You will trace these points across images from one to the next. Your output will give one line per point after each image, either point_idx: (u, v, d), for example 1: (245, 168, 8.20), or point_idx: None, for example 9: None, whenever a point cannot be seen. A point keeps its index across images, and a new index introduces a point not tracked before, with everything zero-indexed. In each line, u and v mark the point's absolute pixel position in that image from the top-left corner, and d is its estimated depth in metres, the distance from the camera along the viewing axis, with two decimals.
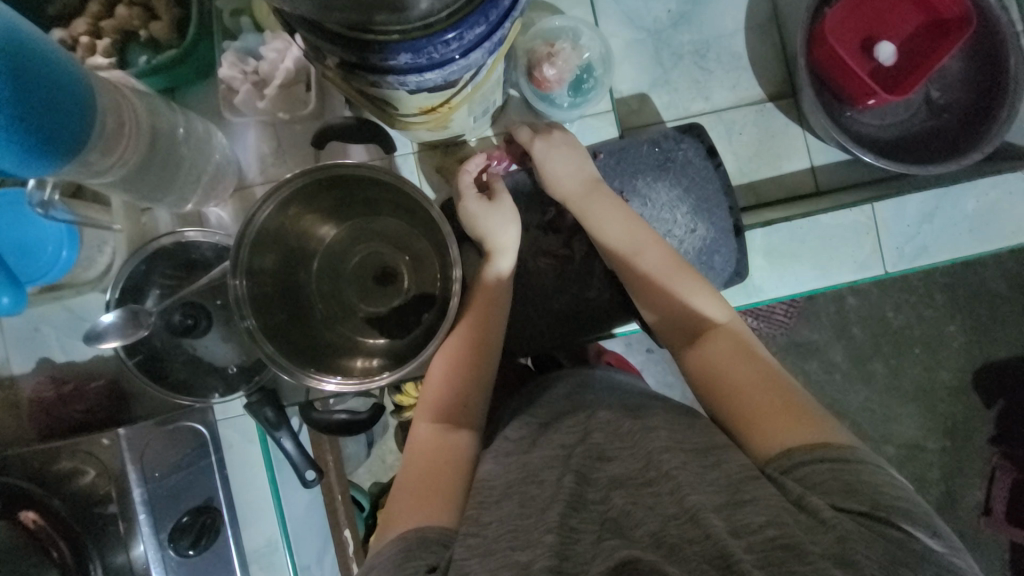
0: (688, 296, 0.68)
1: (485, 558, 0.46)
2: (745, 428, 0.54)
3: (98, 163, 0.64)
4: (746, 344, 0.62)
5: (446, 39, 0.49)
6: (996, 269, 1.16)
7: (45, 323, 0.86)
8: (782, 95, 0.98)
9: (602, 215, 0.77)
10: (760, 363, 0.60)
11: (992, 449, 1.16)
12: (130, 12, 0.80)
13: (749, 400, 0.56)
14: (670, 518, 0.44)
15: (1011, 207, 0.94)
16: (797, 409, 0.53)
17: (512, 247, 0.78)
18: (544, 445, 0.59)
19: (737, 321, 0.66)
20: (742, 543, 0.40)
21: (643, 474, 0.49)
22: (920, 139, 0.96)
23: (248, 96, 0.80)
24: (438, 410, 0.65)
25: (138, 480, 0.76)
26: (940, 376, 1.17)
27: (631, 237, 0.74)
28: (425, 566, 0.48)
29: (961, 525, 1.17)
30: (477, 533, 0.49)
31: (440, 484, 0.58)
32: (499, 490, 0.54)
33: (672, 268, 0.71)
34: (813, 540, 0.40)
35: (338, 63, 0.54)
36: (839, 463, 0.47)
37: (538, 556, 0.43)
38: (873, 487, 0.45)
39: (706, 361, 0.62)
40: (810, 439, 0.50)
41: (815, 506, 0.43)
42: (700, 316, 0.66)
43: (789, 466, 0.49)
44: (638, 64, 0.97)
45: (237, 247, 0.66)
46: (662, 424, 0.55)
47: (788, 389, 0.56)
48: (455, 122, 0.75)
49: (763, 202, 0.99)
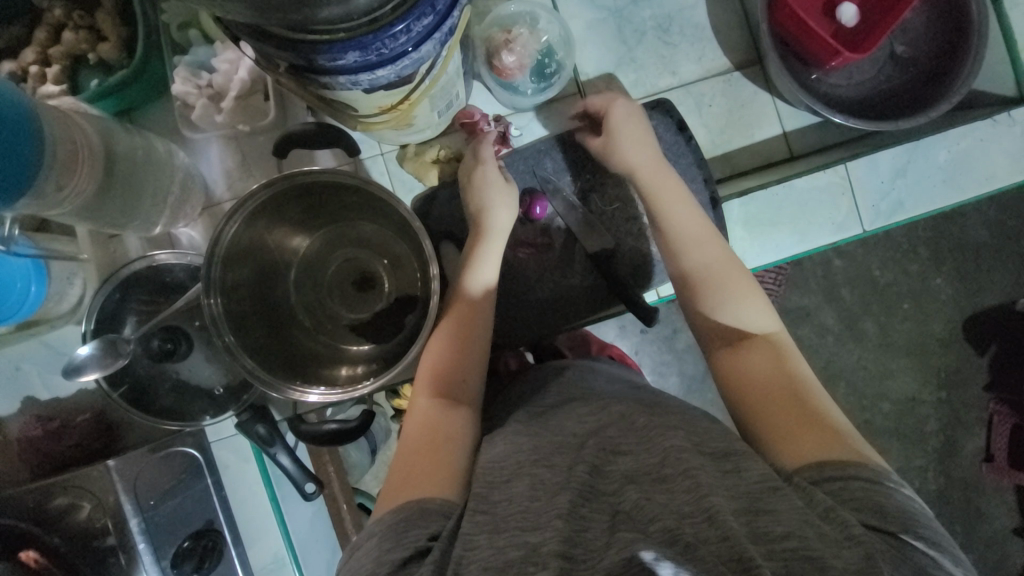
0: (738, 301, 0.64)
1: (493, 534, 0.42)
2: (774, 426, 0.52)
3: (55, 194, 0.63)
4: (792, 360, 0.58)
5: (395, 32, 0.47)
6: (978, 217, 1.16)
7: (26, 362, 0.84)
8: (748, 63, 0.98)
9: (668, 198, 0.74)
10: (797, 377, 0.56)
11: (988, 396, 1.18)
12: (75, 36, 0.77)
13: (781, 403, 0.53)
14: (685, 517, 0.40)
15: (982, 154, 0.94)
16: (834, 429, 0.50)
17: (495, 258, 0.75)
18: (552, 430, 0.55)
19: (781, 335, 0.62)
20: (761, 551, 0.37)
21: (658, 470, 0.45)
22: (888, 95, 0.96)
23: (205, 111, 0.78)
24: (440, 386, 0.63)
25: (134, 510, 0.74)
26: (930, 328, 1.18)
27: (696, 231, 0.71)
28: (426, 535, 0.45)
29: (963, 472, 1.19)
30: (486, 510, 0.45)
31: (441, 456, 0.55)
32: (509, 470, 0.50)
33: (727, 267, 0.68)
34: (835, 554, 0.37)
35: (288, 68, 0.52)
36: (871, 484, 0.44)
37: (546, 539, 0.40)
38: (899, 509, 0.42)
39: (739, 362, 0.59)
40: (840, 455, 0.47)
41: (843, 518, 0.40)
42: (746, 322, 0.63)
43: (818, 475, 0.46)
44: (602, 44, 0.96)
45: (208, 264, 0.64)
46: (682, 424, 0.51)
47: (825, 407, 0.53)
48: (418, 118, 0.73)
49: (739, 172, 0.99)
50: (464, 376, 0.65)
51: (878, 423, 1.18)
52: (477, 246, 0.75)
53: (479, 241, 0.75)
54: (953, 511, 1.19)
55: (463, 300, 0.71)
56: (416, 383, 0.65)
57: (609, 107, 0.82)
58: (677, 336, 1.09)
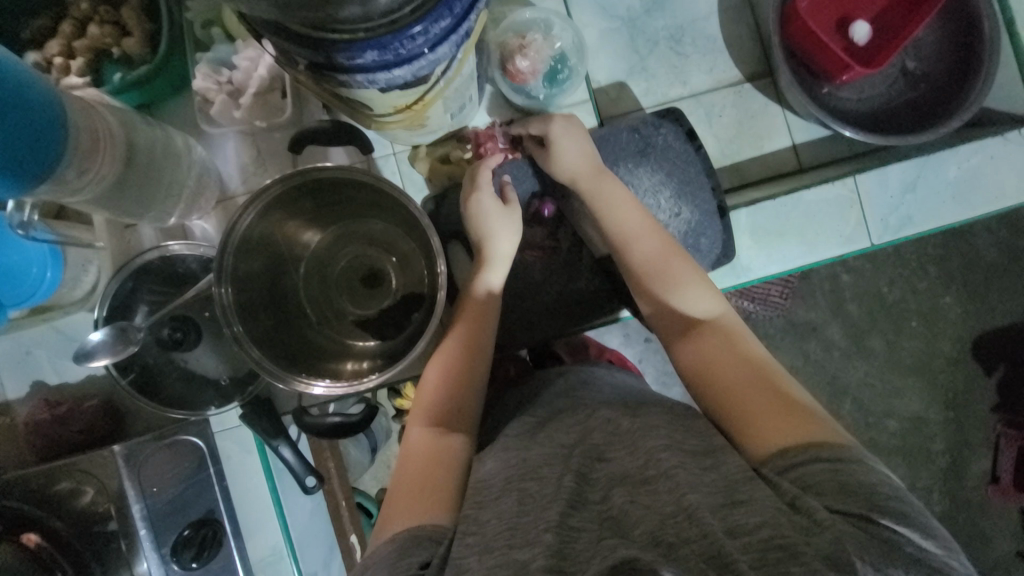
0: (683, 289, 0.67)
1: (484, 556, 0.43)
2: (735, 421, 0.52)
3: (75, 181, 0.64)
4: (741, 340, 0.60)
5: (413, 33, 0.48)
6: (987, 237, 1.16)
7: (38, 347, 0.86)
8: (759, 76, 0.98)
9: (610, 201, 0.76)
10: (753, 359, 0.58)
11: (995, 417, 1.17)
12: (101, 30, 0.80)
13: (742, 395, 0.54)
14: (668, 517, 0.40)
15: (993, 172, 0.94)
16: (794, 408, 0.51)
17: (496, 278, 0.76)
18: (541, 442, 0.55)
19: (730, 315, 0.64)
20: (737, 544, 0.37)
21: (640, 472, 0.45)
22: (900, 111, 0.96)
23: (224, 106, 0.80)
24: (432, 415, 0.63)
25: (136, 496, 0.77)
26: (938, 347, 1.17)
27: (641, 227, 0.73)
28: (418, 563, 0.46)
29: (969, 494, 1.17)
30: (475, 532, 0.46)
31: (434, 485, 0.56)
32: (498, 487, 0.50)
33: (673, 258, 0.70)
34: (807, 541, 0.37)
35: (308, 66, 0.53)
36: (836, 463, 0.44)
37: (536, 555, 0.40)
38: (867, 484, 0.42)
39: (699, 355, 0.60)
40: (801, 438, 0.47)
41: (808, 506, 0.40)
42: (693, 309, 0.65)
43: (784, 466, 0.46)
44: (614, 53, 0.97)
45: (220, 254, 0.65)
46: (663, 423, 0.51)
47: (784, 385, 0.54)
48: (432, 119, 0.74)
49: (746, 183, 0.99)
50: (459, 400, 0.65)
51: (882, 441, 1.18)
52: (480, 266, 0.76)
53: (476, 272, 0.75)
54: (958, 533, 1.17)
55: (459, 328, 0.70)
56: (411, 411, 0.66)
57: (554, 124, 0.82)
58: None
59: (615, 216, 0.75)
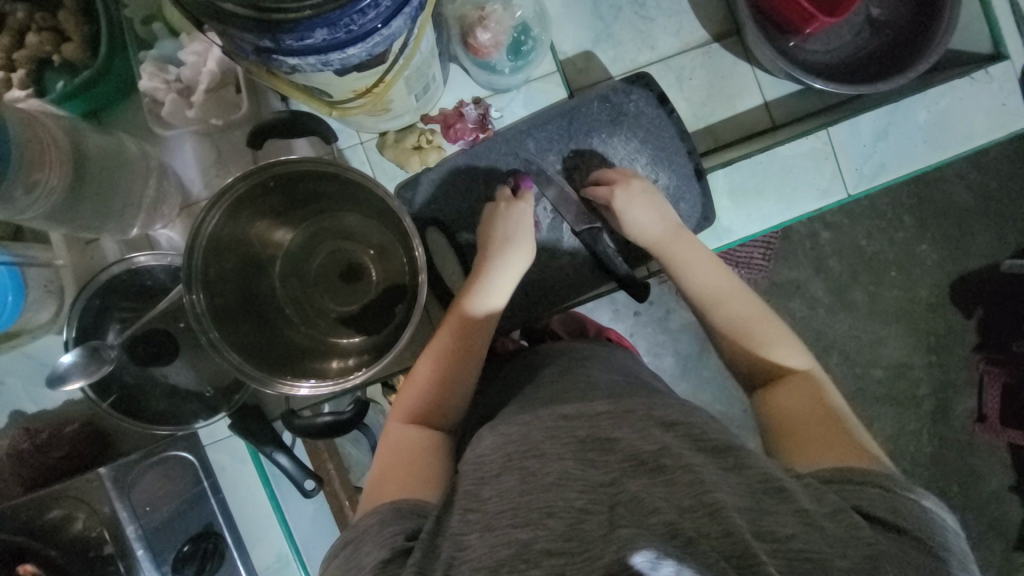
0: (767, 340, 0.63)
1: (484, 533, 0.42)
2: (791, 444, 0.53)
3: (24, 198, 0.61)
4: (831, 397, 0.57)
5: (363, 7, 0.46)
6: (959, 182, 1.17)
7: (10, 375, 0.82)
8: (726, 34, 0.97)
9: (684, 251, 0.74)
10: (829, 410, 0.55)
11: (977, 357, 1.20)
12: (38, 37, 0.75)
13: (804, 427, 0.54)
14: (687, 510, 0.39)
15: (962, 113, 0.95)
16: (858, 446, 0.50)
17: (502, 282, 0.74)
18: (542, 417, 0.54)
19: (816, 375, 0.60)
20: (766, 547, 0.37)
21: (655, 460, 0.44)
22: (867, 59, 0.96)
23: (176, 106, 0.76)
24: (417, 411, 0.62)
25: (130, 517, 0.74)
26: (918, 294, 1.19)
27: (713, 272, 0.71)
28: (401, 532, 0.46)
29: (957, 433, 1.21)
30: (475, 508, 0.45)
31: (424, 468, 0.55)
32: (498, 463, 0.49)
33: (754, 309, 0.66)
34: (840, 555, 0.37)
35: (254, 51, 0.50)
36: (883, 489, 0.44)
37: (539, 536, 0.40)
38: (915, 515, 0.42)
39: (771, 397, 0.59)
40: (853, 465, 0.47)
41: (850, 519, 0.41)
42: (778, 358, 0.62)
43: (826, 477, 0.46)
44: (578, 22, 0.95)
45: (188, 257, 0.63)
46: (680, 419, 0.50)
47: (859, 436, 0.52)
48: (395, 101, 0.72)
49: (722, 144, 0.98)
50: (449, 397, 0.64)
51: (871, 390, 1.20)
52: (494, 254, 0.76)
53: (487, 262, 0.75)
54: (948, 472, 1.21)
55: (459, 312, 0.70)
56: (402, 397, 0.65)
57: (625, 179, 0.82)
58: (671, 317, 1.10)
59: (686, 259, 0.73)
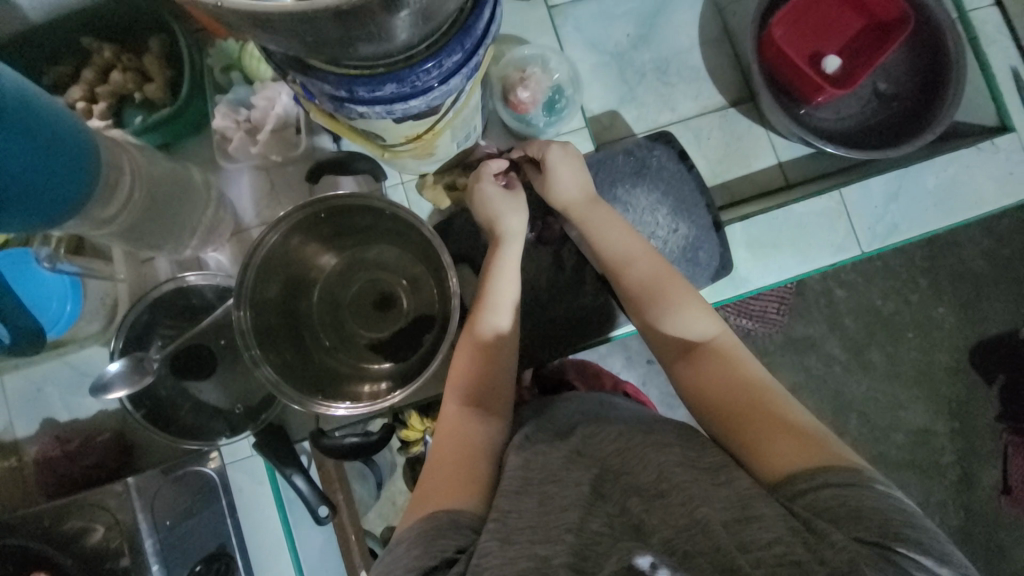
0: (681, 312, 0.66)
1: (505, 543, 0.43)
2: (748, 445, 0.52)
3: (100, 213, 0.67)
4: (742, 360, 0.60)
5: (427, 68, 0.53)
6: (972, 248, 1.20)
7: (48, 383, 0.86)
8: (742, 100, 1.05)
9: (601, 226, 0.78)
10: (754, 383, 0.57)
11: (1001, 426, 1.17)
12: (124, 76, 0.85)
13: (733, 415, 0.55)
14: (682, 529, 0.42)
15: (969, 179, 1.00)
16: (790, 429, 0.52)
17: (514, 281, 0.74)
18: (563, 445, 0.55)
19: (726, 336, 0.63)
20: (748, 558, 0.39)
21: (655, 486, 0.47)
22: (876, 127, 1.03)
23: (242, 142, 0.84)
24: (469, 394, 0.64)
25: (149, 530, 0.76)
26: (937, 357, 1.19)
27: (633, 250, 0.75)
28: (454, 548, 0.46)
29: (985, 506, 1.17)
30: (498, 518, 0.46)
31: (471, 466, 0.56)
32: (518, 482, 0.50)
33: (671, 279, 0.70)
34: (820, 560, 0.37)
35: (327, 100, 0.57)
36: (845, 487, 0.44)
37: (558, 552, 0.42)
38: (879, 511, 0.42)
39: (697, 380, 0.60)
40: (812, 462, 0.48)
41: (825, 529, 0.40)
42: (689, 331, 0.65)
43: (792, 494, 0.46)
44: (605, 84, 1.03)
45: (241, 276, 0.68)
46: (676, 441, 0.52)
47: (786, 409, 0.54)
48: (439, 148, 0.78)
49: (738, 200, 1.04)
50: (494, 381, 0.66)
51: (891, 454, 1.18)
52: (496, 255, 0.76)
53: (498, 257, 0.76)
54: (977, 547, 1.16)
55: (478, 319, 0.70)
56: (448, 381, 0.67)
57: (544, 148, 0.81)
58: None
59: (608, 243, 0.77)
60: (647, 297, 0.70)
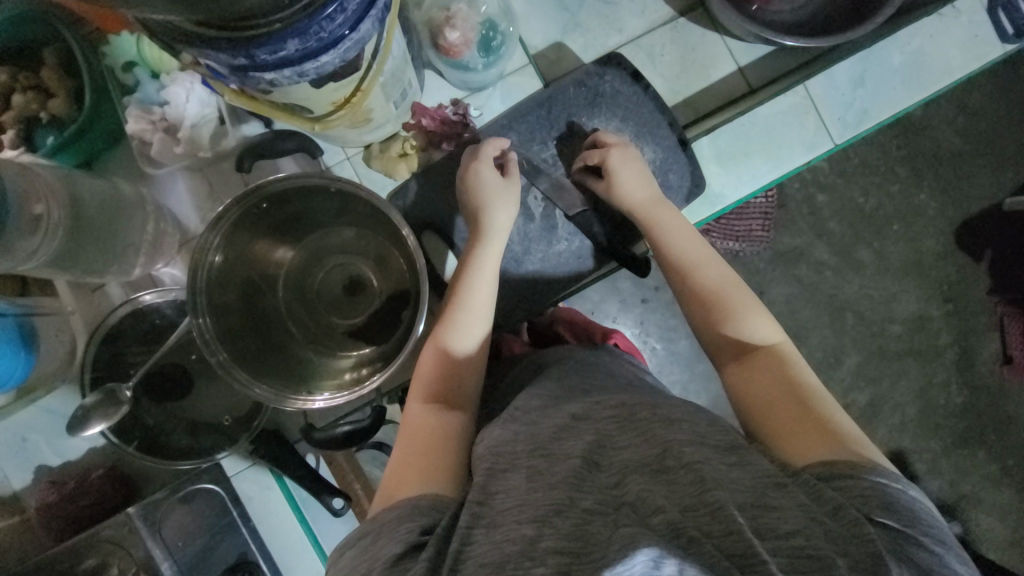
0: (744, 312, 0.62)
1: (490, 530, 0.42)
2: (784, 434, 0.51)
3: (21, 246, 0.63)
4: (799, 370, 0.56)
5: (329, 14, 0.48)
6: (947, 128, 1.17)
7: (32, 432, 0.83)
8: (691, 8, 0.98)
9: (667, 225, 0.74)
10: (805, 386, 0.55)
11: (994, 300, 1.18)
12: (25, 97, 0.77)
13: (780, 411, 0.53)
14: (688, 509, 0.39)
15: (935, 50, 0.95)
16: (837, 434, 0.49)
17: (490, 276, 0.71)
18: (551, 416, 0.53)
19: (787, 346, 0.59)
20: (766, 545, 0.37)
21: (658, 461, 0.44)
22: (832, 9, 0.97)
23: (164, 145, 0.79)
24: (432, 389, 0.62)
25: (164, 554, 0.76)
26: (924, 244, 1.18)
27: (696, 249, 0.70)
28: (418, 528, 0.46)
29: (986, 380, 1.19)
30: (482, 501, 0.45)
31: (436, 456, 0.55)
32: (508, 459, 0.48)
33: (737, 283, 0.66)
34: (841, 553, 0.37)
35: (230, 71, 0.51)
36: (879, 484, 0.43)
37: (545, 534, 0.40)
38: (909, 507, 0.42)
39: (745, 376, 0.58)
40: (849, 457, 0.46)
41: (853, 519, 0.39)
42: (751, 332, 0.61)
43: (823, 474, 0.45)
44: (544, 15, 0.96)
45: (190, 286, 0.64)
46: (684, 416, 0.48)
47: (834, 415, 0.51)
48: (375, 110, 0.73)
49: (703, 115, 0.99)
50: (462, 375, 0.64)
51: (891, 347, 1.18)
52: (473, 250, 0.74)
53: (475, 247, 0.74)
54: (983, 420, 1.19)
55: (448, 317, 0.68)
56: (414, 379, 0.65)
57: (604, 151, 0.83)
58: None
59: (672, 242, 0.72)
60: (710, 296, 0.65)
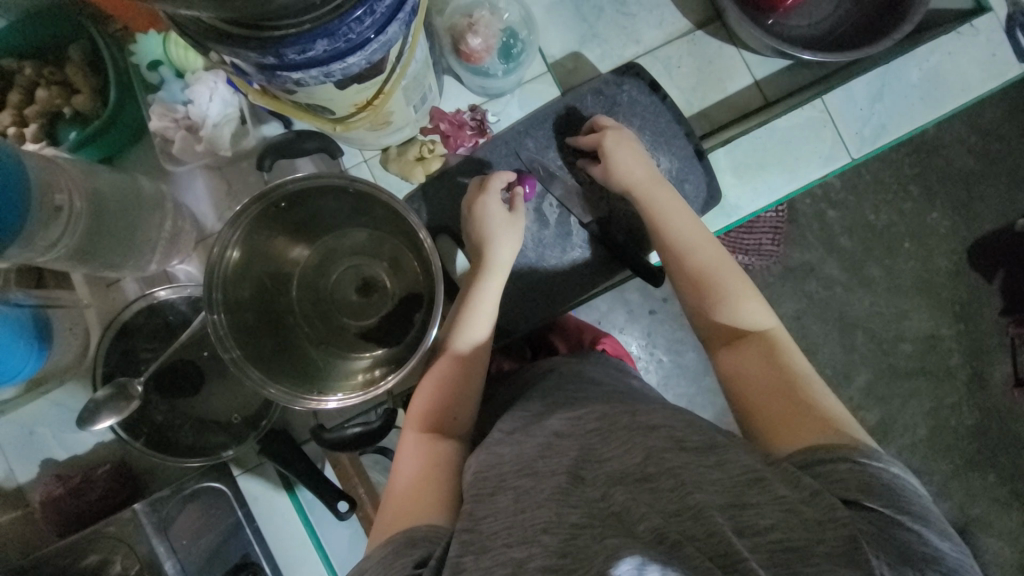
0: (736, 298, 0.62)
1: (479, 555, 0.41)
2: (773, 421, 0.51)
3: (45, 236, 0.63)
4: (789, 356, 0.57)
5: (358, 16, 0.48)
6: (960, 147, 1.17)
7: (40, 424, 0.83)
8: (708, 21, 0.99)
9: (660, 209, 0.73)
10: (794, 372, 0.55)
11: (1006, 321, 1.17)
12: (48, 92, 0.78)
13: (770, 400, 0.53)
14: (672, 516, 0.39)
15: (953, 68, 0.95)
16: (825, 419, 0.50)
17: (489, 313, 0.72)
18: (534, 434, 0.54)
19: (778, 331, 0.60)
20: (746, 543, 0.37)
21: (641, 469, 0.44)
22: (850, 26, 0.97)
23: (185, 142, 0.79)
24: (427, 419, 0.62)
25: (168, 552, 0.71)
26: (935, 263, 1.17)
27: (689, 232, 0.70)
28: (413, 561, 0.44)
29: (996, 402, 1.17)
30: (471, 528, 0.44)
31: (432, 488, 0.54)
32: (492, 483, 0.48)
33: (729, 269, 0.65)
34: (819, 540, 0.36)
35: (258, 69, 0.52)
36: (858, 464, 0.43)
37: (534, 555, 0.39)
38: (886, 484, 0.42)
39: (736, 363, 0.58)
40: (832, 439, 0.47)
41: (829, 501, 0.39)
42: (743, 319, 0.61)
43: (806, 461, 0.46)
44: (562, 25, 0.97)
45: (208, 286, 0.64)
46: (662, 422, 0.49)
47: (821, 399, 0.52)
48: (395, 113, 0.74)
49: (718, 126, 0.99)
50: (457, 404, 0.64)
51: (900, 366, 1.17)
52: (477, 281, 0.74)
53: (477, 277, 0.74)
54: (992, 444, 1.17)
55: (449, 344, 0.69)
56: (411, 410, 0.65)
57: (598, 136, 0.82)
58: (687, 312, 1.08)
59: (666, 227, 0.71)
60: (703, 284, 0.65)
